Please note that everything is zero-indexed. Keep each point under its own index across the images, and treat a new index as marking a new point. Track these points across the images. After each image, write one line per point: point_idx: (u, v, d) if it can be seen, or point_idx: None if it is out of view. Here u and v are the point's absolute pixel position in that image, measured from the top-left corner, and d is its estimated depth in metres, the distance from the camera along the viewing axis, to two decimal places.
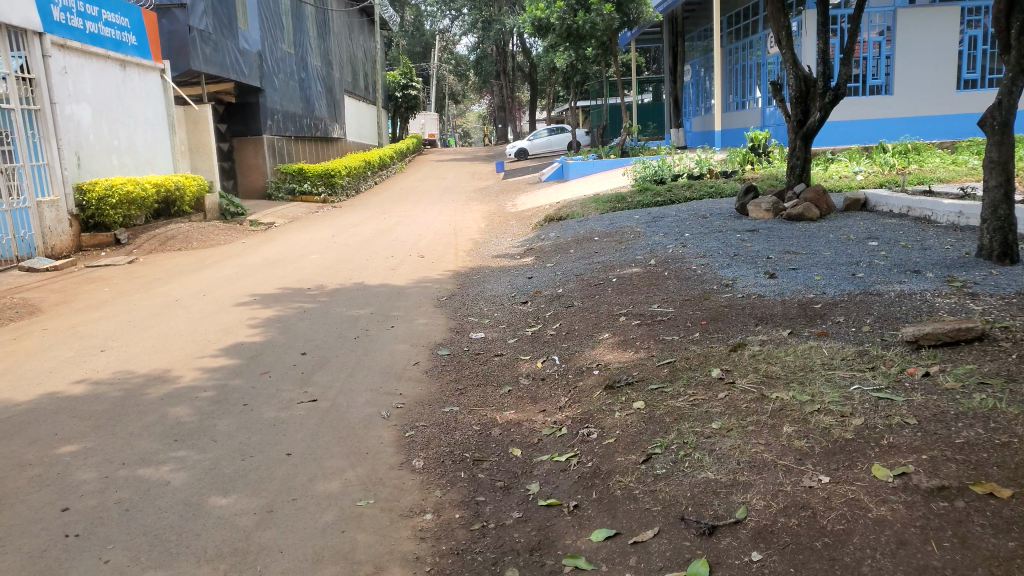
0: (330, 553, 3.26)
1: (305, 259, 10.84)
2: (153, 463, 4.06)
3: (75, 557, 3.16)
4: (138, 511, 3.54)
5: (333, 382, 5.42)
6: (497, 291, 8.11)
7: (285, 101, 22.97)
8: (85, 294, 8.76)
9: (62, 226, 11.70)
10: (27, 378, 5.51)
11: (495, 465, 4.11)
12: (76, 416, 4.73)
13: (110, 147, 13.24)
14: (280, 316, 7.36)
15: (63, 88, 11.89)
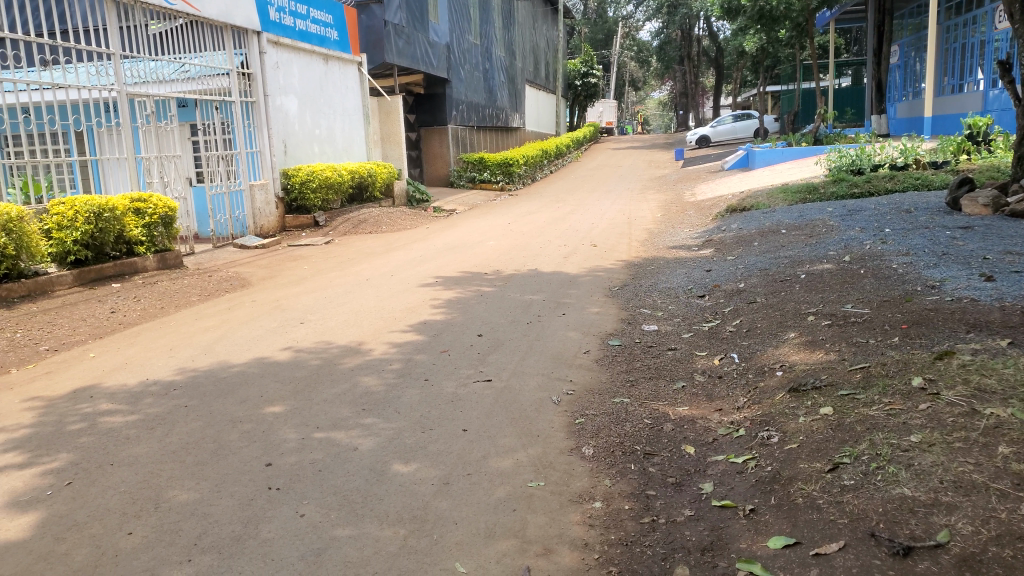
0: (502, 530, 3.35)
1: (483, 245, 11.19)
2: (343, 429, 4.37)
3: (277, 507, 3.46)
4: (330, 472, 3.83)
5: (507, 365, 5.56)
6: (673, 283, 7.93)
7: (470, 91, 23.79)
8: (288, 271, 9.60)
9: (270, 208, 12.82)
10: (240, 343, 6.12)
11: (666, 461, 4.03)
12: (280, 380, 5.20)
13: (312, 135, 14.35)
14: (460, 298, 7.65)
15: (275, 82, 13.03)
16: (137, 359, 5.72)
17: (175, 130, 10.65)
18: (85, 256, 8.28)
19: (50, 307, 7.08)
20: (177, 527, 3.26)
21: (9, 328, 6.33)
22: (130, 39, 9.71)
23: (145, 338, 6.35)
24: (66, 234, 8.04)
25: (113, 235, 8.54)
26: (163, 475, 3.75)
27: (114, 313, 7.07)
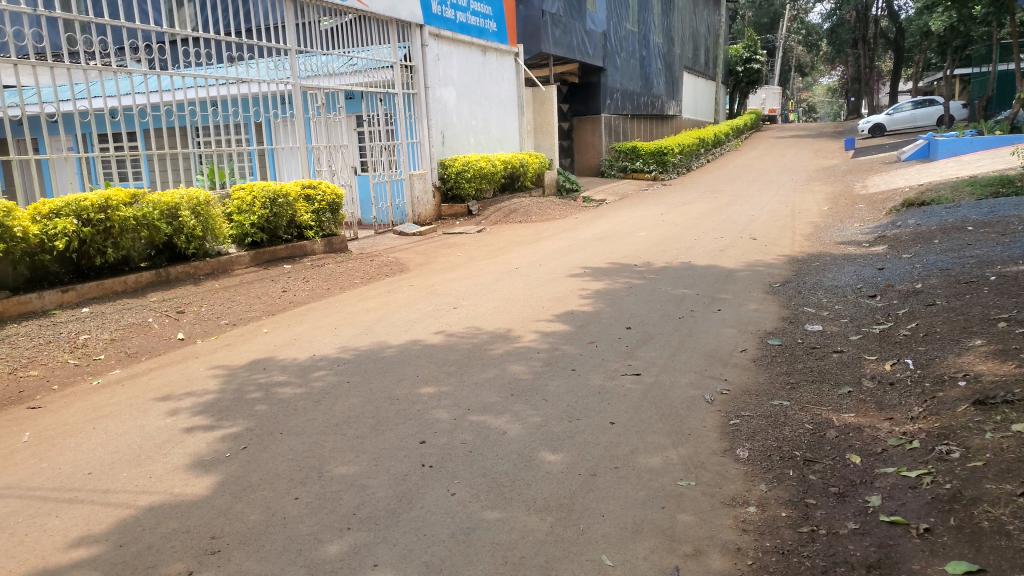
0: (650, 526, 3.28)
1: (634, 236, 11.03)
2: (493, 413, 4.45)
3: (429, 485, 3.58)
4: (480, 454, 3.91)
5: (657, 359, 5.44)
6: (839, 281, 7.45)
7: (625, 80, 23.50)
8: (443, 257, 9.92)
9: (427, 197, 13.32)
10: (397, 325, 6.40)
11: (828, 469, 3.78)
12: (433, 362, 5.38)
13: (468, 125, 14.71)
14: (609, 290, 7.58)
15: (436, 73, 13.44)
16: (305, 335, 6.11)
17: (342, 121, 11.25)
18: (261, 239, 8.95)
19: (231, 284, 7.71)
20: (338, 496, 3.44)
21: (196, 302, 6.96)
22: (305, 34, 10.33)
23: (312, 316, 6.77)
24: (245, 217, 8.78)
25: (286, 219, 9.17)
26: (327, 446, 3.98)
27: (285, 292, 7.59)
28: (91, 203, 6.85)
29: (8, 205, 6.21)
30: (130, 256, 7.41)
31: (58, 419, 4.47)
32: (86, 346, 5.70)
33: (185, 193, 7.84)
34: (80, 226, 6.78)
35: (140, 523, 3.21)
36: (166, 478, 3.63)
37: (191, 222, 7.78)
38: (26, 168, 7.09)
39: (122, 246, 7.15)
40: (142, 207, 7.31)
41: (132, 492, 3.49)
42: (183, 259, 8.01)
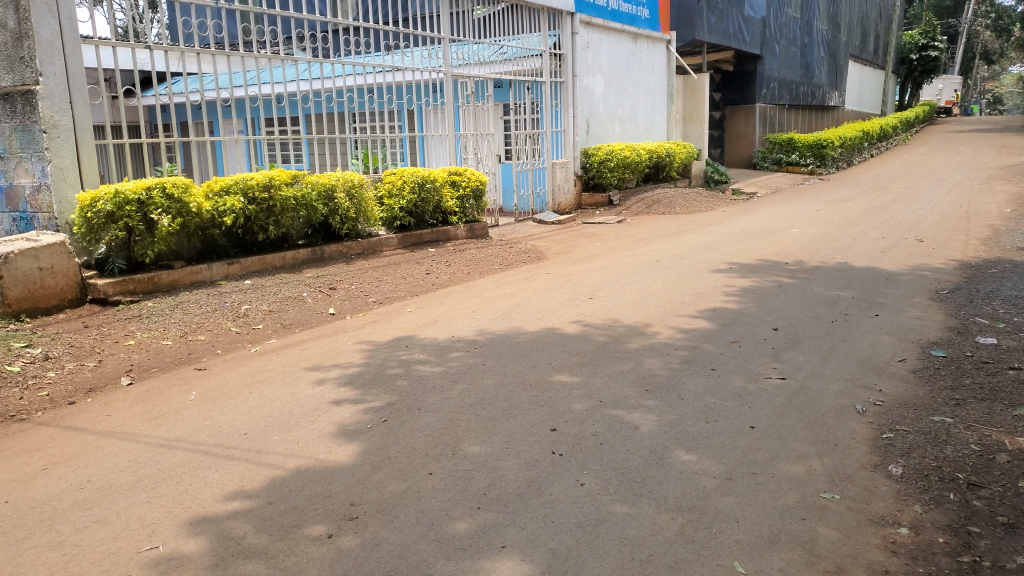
0: (787, 537, 3.11)
1: (785, 233, 10.51)
2: (627, 407, 4.38)
3: (559, 473, 3.57)
4: (611, 447, 3.86)
5: (804, 364, 5.15)
6: (1019, 291, 6.75)
7: (783, 69, 22.41)
8: (583, 247, 9.88)
9: (568, 185, 13.35)
10: (533, 312, 6.44)
11: (996, 496, 3.43)
12: (568, 351, 5.37)
13: (614, 114, 14.54)
14: (755, 288, 7.26)
15: (584, 62, 13.36)
16: (445, 317, 6.28)
17: (490, 109, 11.43)
18: (408, 222, 9.28)
19: (379, 264, 8.05)
20: (470, 475, 3.51)
21: (346, 280, 7.32)
22: (458, 23, 10.55)
23: (452, 299, 6.94)
24: (395, 201, 9.13)
25: (432, 204, 9.45)
26: (461, 425, 4.07)
27: (429, 275, 7.83)
28: (257, 182, 7.34)
29: (186, 182, 6.79)
30: (289, 234, 7.91)
31: (221, 381, 4.84)
32: (247, 316, 6.15)
33: (341, 175, 8.26)
34: (247, 204, 7.29)
35: (287, 483, 3.42)
36: (312, 443, 3.84)
37: (344, 204, 8.20)
38: (203, 149, 7.72)
39: (282, 225, 7.63)
40: (302, 188, 7.76)
41: (281, 454, 3.72)
42: (336, 238, 8.45)
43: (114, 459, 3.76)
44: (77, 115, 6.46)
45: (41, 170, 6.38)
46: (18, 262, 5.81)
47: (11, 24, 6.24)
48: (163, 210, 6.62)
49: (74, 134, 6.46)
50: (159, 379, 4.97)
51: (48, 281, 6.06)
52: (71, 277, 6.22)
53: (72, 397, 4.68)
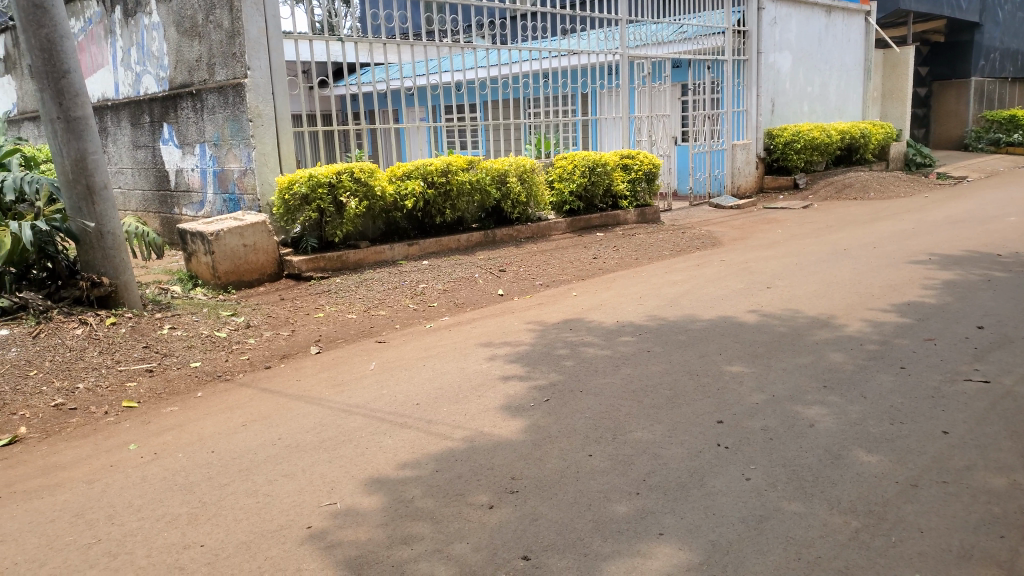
0: (981, 554, 2.79)
1: (1000, 221, 9.38)
2: (803, 402, 4.12)
3: (723, 466, 3.43)
4: (781, 443, 3.65)
5: (1015, 367, 4.59)
6: None
7: (1007, 37, 19.94)
8: (762, 234, 9.42)
9: (749, 168, 12.78)
10: (705, 300, 6.23)
11: None
12: (740, 341, 5.14)
13: (803, 92, 13.68)
14: (959, 281, 6.56)
15: (771, 38, 12.67)
16: (613, 301, 6.23)
17: (667, 91, 11.11)
18: (578, 206, 9.31)
19: (549, 248, 8.14)
20: (630, 460, 3.46)
21: (515, 263, 7.48)
22: (637, 4, 10.38)
23: (620, 284, 6.87)
24: (566, 185, 9.19)
25: (604, 188, 9.40)
26: (623, 410, 4.02)
27: (597, 259, 7.80)
28: (436, 168, 7.65)
29: (372, 167, 7.18)
30: (464, 217, 8.21)
31: (397, 354, 5.13)
32: (423, 294, 6.46)
33: (514, 161, 8.40)
34: (426, 187, 7.64)
35: (454, 454, 3.55)
36: (478, 418, 3.96)
37: (517, 188, 8.35)
38: (387, 136, 8.17)
39: (458, 208, 7.93)
40: (477, 172, 8.01)
41: (449, 426, 3.88)
42: (508, 222, 8.65)
43: (302, 420, 4.11)
44: (278, 105, 7.06)
45: (247, 156, 7.08)
46: (227, 239, 6.51)
47: (226, 24, 6.94)
48: (351, 193, 7.07)
49: (275, 122, 7.08)
50: (343, 349, 5.35)
51: (252, 257, 6.72)
52: (271, 254, 6.86)
53: (269, 362, 5.18)
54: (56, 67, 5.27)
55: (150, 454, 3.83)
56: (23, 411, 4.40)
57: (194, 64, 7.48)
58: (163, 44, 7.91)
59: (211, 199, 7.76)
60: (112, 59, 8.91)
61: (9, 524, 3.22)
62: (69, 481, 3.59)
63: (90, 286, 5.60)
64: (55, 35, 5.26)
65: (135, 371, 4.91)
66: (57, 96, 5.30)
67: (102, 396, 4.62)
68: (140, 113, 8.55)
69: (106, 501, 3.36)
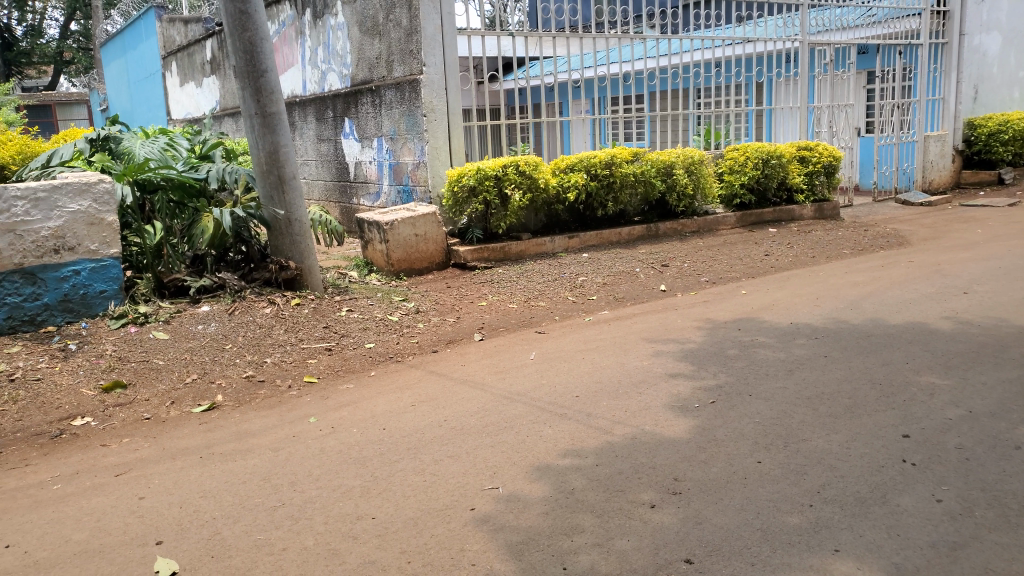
0: None
1: None
2: (1006, 421, 3.70)
3: (910, 484, 3.14)
4: (979, 464, 3.30)
5: None
6: None
7: None
8: (957, 234, 8.57)
9: (945, 161, 11.69)
10: (889, 304, 5.76)
11: None
12: (930, 351, 4.70)
13: (1013, 77, 12.32)
14: None
15: (978, 17, 11.44)
16: (785, 301, 5.91)
17: (851, 79, 10.36)
18: (749, 200, 8.89)
19: (716, 243, 7.86)
20: (804, 470, 3.26)
21: (679, 258, 7.29)
22: None
23: (793, 283, 6.50)
24: (736, 177, 8.82)
25: (777, 180, 8.93)
26: (797, 417, 3.80)
27: (768, 256, 7.43)
28: (600, 160, 7.59)
29: (537, 160, 7.26)
30: (627, 210, 8.11)
31: (558, 345, 5.15)
32: (584, 287, 6.44)
33: (682, 152, 8.19)
34: (589, 180, 7.62)
35: (615, 449, 3.51)
36: (640, 415, 3.88)
37: (684, 180, 8.13)
38: (552, 129, 8.22)
39: (621, 201, 7.83)
40: (642, 164, 7.88)
41: (611, 421, 3.83)
42: (673, 215, 8.44)
43: (466, 404, 4.23)
44: (451, 99, 7.29)
45: (421, 149, 7.39)
46: (399, 229, 6.81)
47: (405, 23, 7.25)
48: (516, 184, 7.18)
49: (447, 116, 7.31)
50: (504, 338, 5.45)
51: (422, 246, 7.00)
52: (439, 243, 7.11)
53: (435, 346, 5.37)
54: (256, 67, 5.74)
55: (328, 427, 4.09)
56: (220, 380, 4.85)
57: (374, 61, 7.89)
58: (347, 42, 8.40)
59: (386, 190, 8.18)
60: (302, 58, 9.58)
61: (208, 482, 3.56)
62: (259, 447, 3.92)
63: (279, 269, 6.10)
64: (257, 38, 5.72)
65: (315, 349, 5.27)
66: (256, 94, 5.77)
67: (287, 370, 5.01)
68: (325, 108, 9.14)
69: (290, 468, 3.62)
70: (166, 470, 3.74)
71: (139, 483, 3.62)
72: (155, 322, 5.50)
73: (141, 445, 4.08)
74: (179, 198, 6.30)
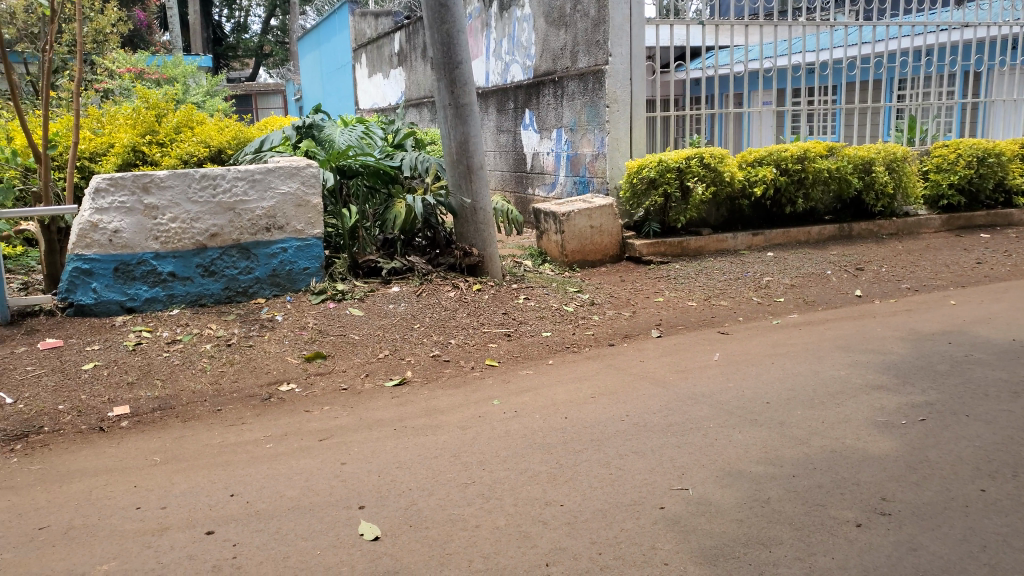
0: None
1: None
2: None
3: None
4: None
5: None
6: None
7: None
8: None
9: None
10: None
11: None
12: None
13: None
14: None
15: None
16: (1003, 315, 5.34)
17: None
18: (959, 202, 8.10)
19: (917, 248, 7.25)
20: None
21: (876, 262, 6.79)
22: None
23: (1011, 295, 5.87)
24: (944, 176, 8.08)
25: (993, 181, 8.11)
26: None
27: (980, 264, 6.76)
28: (791, 154, 7.24)
29: (722, 153, 7.01)
30: (817, 208, 7.67)
31: (743, 347, 4.97)
32: (769, 288, 6.17)
33: (883, 148, 7.65)
34: (778, 175, 7.26)
35: (813, 461, 3.33)
36: (839, 427, 3.66)
37: (884, 178, 7.57)
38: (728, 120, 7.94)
39: (812, 199, 7.40)
40: (837, 160, 7.42)
41: (807, 431, 3.64)
42: (868, 215, 7.88)
43: (648, 401, 4.17)
44: (635, 89, 7.20)
45: (601, 140, 7.37)
46: (577, 220, 6.83)
47: (592, 13, 7.24)
48: (699, 178, 6.98)
49: (631, 107, 7.24)
50: (685, 336, 5.33)
51: (598, 238, 6.99)
52: (615, 236, 7.08)
53: (613, 339, 5.35)
54: (452, 59, 5.95)
55: (512, 411, 4.19)
56: (408, 357, 5.10)
57: (559, 52, 7.95)
58: (532, 34, 8.52)
59: (563, 180, 8.24)
60: (485, 50, 9.84)
61: (402, 454, 3.75)
62: (447, 424, 4.08)
63: (463, 255, 6.33)
64: (455, 30, 5.92)
65: (495, 334, 5.41)
66: (450, 85, 5.99)
67: (469, 353, 5.17)
68: (506, 99, 9.35)
69: (477, 448, 3.74)
70: (364, 439, 3.98)
71: (341, 448, 3.88)
72: (351, 299, 5.87)
73: (340, 414, 4.37)
74: (372, 183, 6.65)
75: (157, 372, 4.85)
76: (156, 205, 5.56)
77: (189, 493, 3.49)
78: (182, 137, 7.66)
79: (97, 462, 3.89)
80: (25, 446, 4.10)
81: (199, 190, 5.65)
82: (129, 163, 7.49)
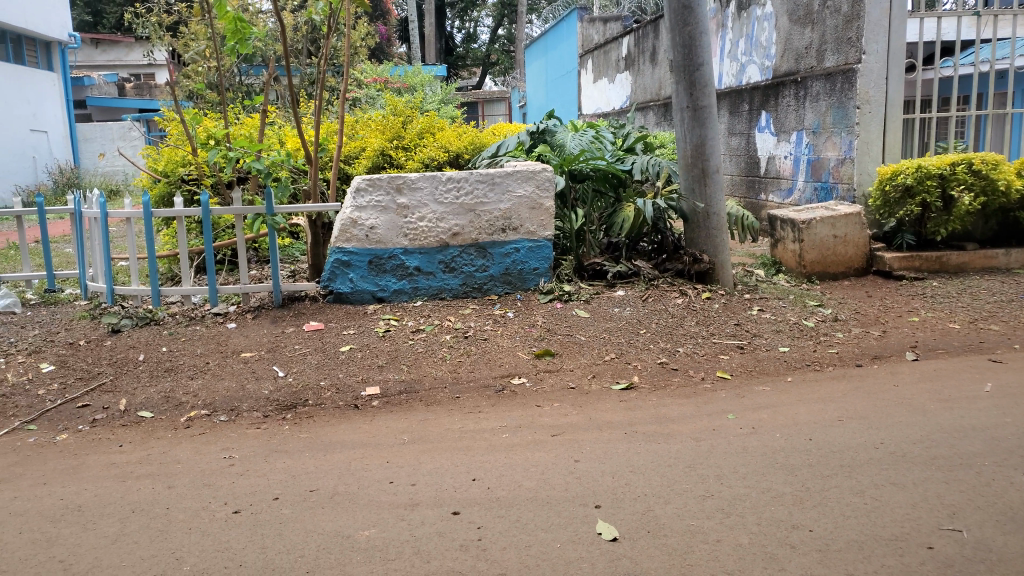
0: None
1: None
2: None
3: None
4: None
5: None
6: None
7: None
8: None
9: None
10: None
11: None
12: None
13: None
14: None
15: None
16: None
17: None
18: None
19: None
20: None
21: None
22: None
23: None
24: None
25: None
26: None
27: None
28: None
29: (997, 158, 6.22)
30: None
31: (1020, 379, 4.38)
32: None
33: None
34: None
35: None
36: None
37: None
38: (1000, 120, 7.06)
39: None
40: None
41: None
42: None
43: (905, 429, 3.81)
44: (892, 89, 6.63)
45: (849, 144, 6.86)
46: (818, 229, 6.41)
47: (845, 8, 6.77)
48: (965, 186, 6.23)
49: (886, 108, 6.67)
50: (946, 361, 4.81)
51: (840, 249, 6.51)
52: (860, 247, 6.56)
53: (859, 359, 4.96)
54: (693, 61, 5.84)
55: (749, 427, 4.02)
56: (635, 362, 5.08)
57: (803, 51, 7.53)
58: (773, 33, 8.14)
59: (801, 186, 7.80)
60: (720, 51, 9.56)
61: (635, 458, 3.74)
62: (679, 434, 4.00)
63: (692, 261, 6.19)
64: (697, 32, 5.81)
65: (727, 346, 5.23)
66: (690, 87, 5.88)
67: (699, 362, 5.04)
68: (741, 101, 9.01)
69: (714, 461, 3.63)
70: (596, 439, 4.02)
71: (573, 446, 3.95)
72: (578, 300, 5.97)
73: (570, 412, 4.45)
74: (601, 187, 6.73)
75: (403, 358, 5.24)
76: (408, 205, 6.00)
77: (435, 473, 3.72)
78: (425, 142, 8.22)
79: (353, 436, 4.27)
80: (294, 416, 4.62)
81: (445, 191, 6.02)
82: (378, 165, 8.17)
